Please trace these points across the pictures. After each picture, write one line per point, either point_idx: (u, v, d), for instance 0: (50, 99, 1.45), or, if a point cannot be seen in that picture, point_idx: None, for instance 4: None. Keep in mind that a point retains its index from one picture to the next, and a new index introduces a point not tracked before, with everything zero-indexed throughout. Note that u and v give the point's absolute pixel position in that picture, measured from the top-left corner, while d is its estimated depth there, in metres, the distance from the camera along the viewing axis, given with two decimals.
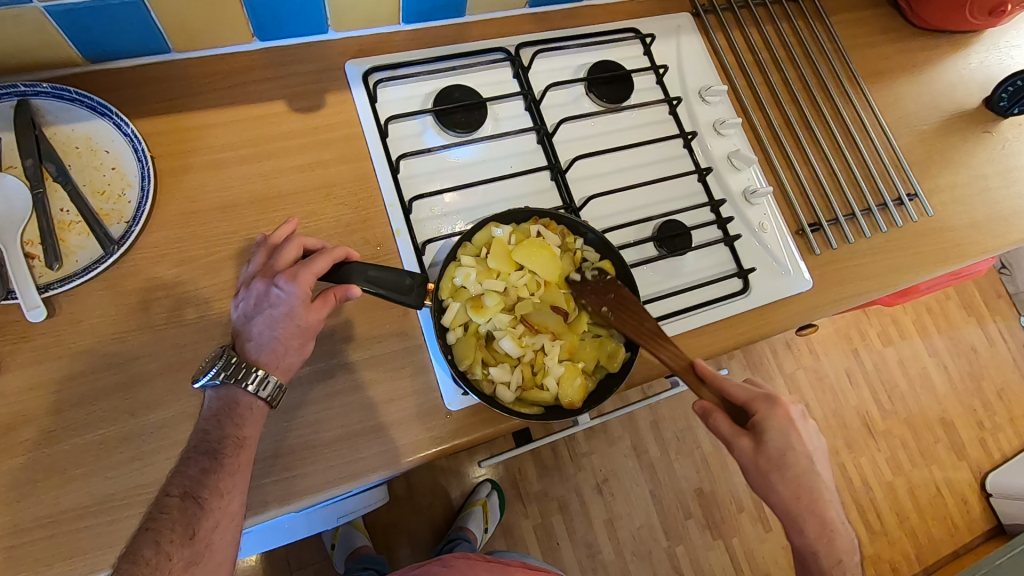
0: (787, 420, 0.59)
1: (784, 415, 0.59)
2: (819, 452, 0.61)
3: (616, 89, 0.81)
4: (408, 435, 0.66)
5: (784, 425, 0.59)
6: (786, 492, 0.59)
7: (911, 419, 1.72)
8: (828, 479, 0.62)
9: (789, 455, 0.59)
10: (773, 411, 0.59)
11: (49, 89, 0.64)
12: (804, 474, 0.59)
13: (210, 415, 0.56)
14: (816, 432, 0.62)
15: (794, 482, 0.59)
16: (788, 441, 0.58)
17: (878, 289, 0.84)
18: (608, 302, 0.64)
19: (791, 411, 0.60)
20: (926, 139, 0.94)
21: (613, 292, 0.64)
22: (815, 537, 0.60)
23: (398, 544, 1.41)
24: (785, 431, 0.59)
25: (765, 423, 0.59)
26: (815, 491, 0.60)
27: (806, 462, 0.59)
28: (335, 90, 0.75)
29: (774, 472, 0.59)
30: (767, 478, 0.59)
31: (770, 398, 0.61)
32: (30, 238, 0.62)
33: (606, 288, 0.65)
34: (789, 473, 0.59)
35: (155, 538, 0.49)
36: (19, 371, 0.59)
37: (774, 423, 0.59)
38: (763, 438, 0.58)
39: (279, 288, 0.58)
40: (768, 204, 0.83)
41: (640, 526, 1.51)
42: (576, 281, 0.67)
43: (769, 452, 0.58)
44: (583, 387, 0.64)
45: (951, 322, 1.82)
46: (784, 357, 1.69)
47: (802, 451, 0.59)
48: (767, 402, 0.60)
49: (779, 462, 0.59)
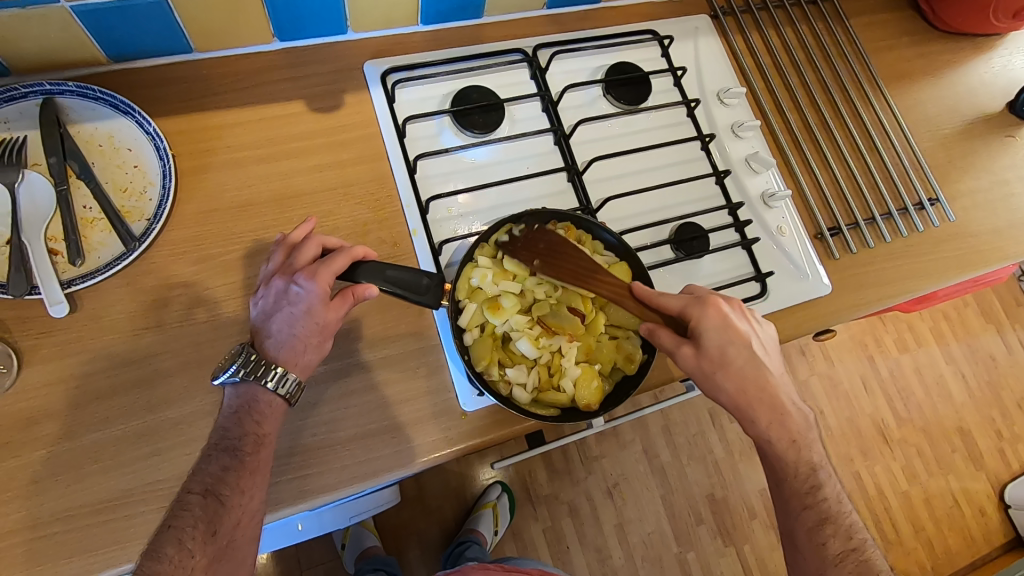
0: (720, 318, 0.60)
1: (718, 314, 0.60)
2: (760, 340, 0.61)
3: (634, 91, 0.81)
4: (422, 435, 0.65)
5: (719, 324, 0.59)
6: (732, 389, 0.59)
7: (928, 427, 1.69)
8: (776, 368, 0.62)
9: (730, 350, 0.59)
10: (707, 313, 0.60)
11: (75, 88, 0.65)
12: (747, 367, 0.60)
13: (230, 413, 0.56)
14: (755, 323, 0.62)
15: (738, 376, 0.59)
16: (724, 337, 0.59)
17: (898, 295, 0.83)
18: (541, 254, 0.64)
19: (725, 308, 0.60)
20: (948, 143, 0.93)
21: (543, 242, 0.64)
22: (768, 423, 0.60)
23: (408, 545, 1.40)
24: (720, 329, 0.59)
25: (700, 326, 0.59)
26: (761, 381, 0.60)
27: (747, 353, 0.60)
28: (353, 91, 0.75)
29: (718, 372, 0.59)
30: (713, 379, 0.60)
31: (702, 300, 0.60)
32: (54, 234, 0.62)
33: (535, 239, 0.64)
34: (732, 369, 0.59)
35: (177, 535, 0.49)
36: (39, 366, 0.60)
37: (709, 324, 0.59)
38: (702, 342, 0.59)
39: (299, 286, 0.58)
40: (786, 207, 0.83)
41: (651, 531, 1.50)
42: (506, 242, 0.65)
43: (709, 352, 0.59)
44: (600, 390, 0.63)
45: (969, 330, 1.79)
46: (798, 363, 1.67)
47: (741, 343, 0.60)
48: (699, 305, 0.60)
49: (721, 361, 0.59)
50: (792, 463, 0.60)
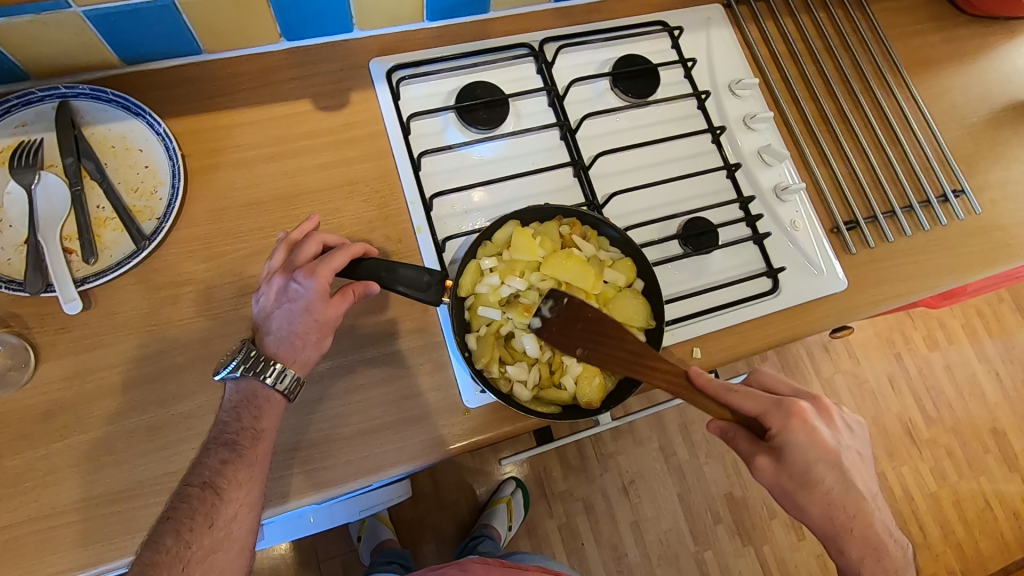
0: (806, 431, 0.55)
1: (804, 426, 0.55)
2: (849, 454, 0.57)
3: (642, 84, 0.79)
4: (426, 432, 0.66)
5: (807, 439, 0.55)
6: (818, 510, 0.56)
7: (959, 427, 1.64)
8: (868, 486, 0.58)
9: (817, 470, 0.55)
10: (790, 425, 0.55)
11: (88, 91, 0.66)
12: (838, 489, 0.55)
13: (229, 407, 0.58)
14: (840, 428, 0.58)
15: (824, 499, 0.55)
16: (810, 454, 0.55)
17: (920, 291, 0.80)
18: (581, 342, 0.57)
19: (811, 417, 0.56)
20: (976, 132, 0.89)
21: (580, 322, 0.57)
22: (859, 557, 0.57)
23: (423, 540, 1.42)
24: (806, 442, 0.55)
25: (782, 437, 0.55)
26: (853, 509, 0.56)
27: (835, 473, 0.55)
28: (359, 89, 0.75)
29: (801, 492, 0.55)
30: (794, 496, 0.56)
31: (786, 408, 0.56)
32: (69, 233, 0.64)
33: (570, 317, 0.57)
34: (818, 491, 0.55)
35: (175, 527, 0.51)
36: (54, 361, 0.62)
37: (794, 437, 0.55)
38: (784, 456, 0.55)
39: (298, 283, 0.59)
40: (800, 200, 0.80)
41: (667, 529, 1.49)
42: (538, 326, 0.57)
43: (791, 468, 0.55)
44: (602, 387, 0.62)
45: (1004, 326, 1.72)
46: (821, 360, 1.63)
47: (829, 463, 0.55)
48: (780, 414, 0.56)
49: (806, 481, 0.55)
50: None
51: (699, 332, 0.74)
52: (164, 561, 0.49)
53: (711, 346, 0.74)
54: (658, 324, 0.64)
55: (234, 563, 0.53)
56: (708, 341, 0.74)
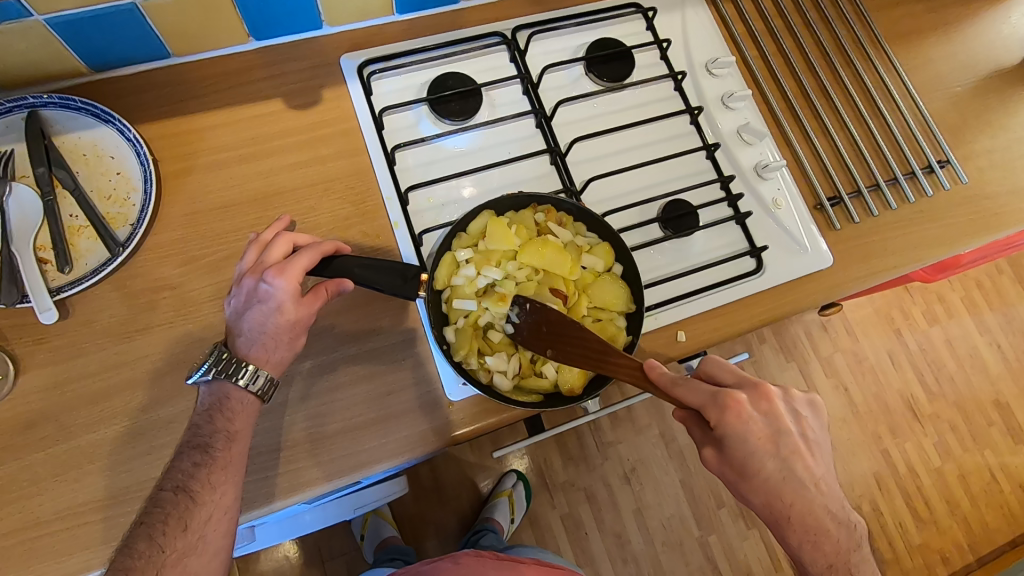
0: (741, 423, 0.55)
1: (740, 420, 0.55)
2: (791, 443, 0.57)
3: (616, 67, 0.78)
4: (410, 427, 0.66)
5: (740, 432, 0.55)
6: (760, 498, 0.57)
7: (961, 401, 1.63)
8: (816, 472, 0.58)
9: (755, 461, 0.56)
10: (726, 419, 0.55)
11: (56, 100, 0.66)
12: (776, 479, 0.56)
13: (203, 411, 0.58)
14: (784, 414, 0.58)
15: (762, 489, 0.56)
16: (746, 447, 0.55)
17: (907, 266, 0.80)
18: (549, 343, 0.58)
19: (746, 409, 0.56)
20: (961, 101, 0.87)
21: (545, 325, 0.59)
22: (799, 541, 0.58)
23: (426, 536, 1.42)
24: (741, 435, 0.55)
25: (719, 431, 0.55)
26: (791, 499, 0.56)
27: (773, 462, 0.56)
28: (331, 86, 0.75)
29: (741, 480, 0.57)
30: (736, 484, 0.58)
31: (725, 403, 0.55)
32: (43, 244, 0.64)
33: (538, 320, 0.59)
34: (757, 482, 0.56)
35: (148, 532, 0.52)
36: (34, 372, 0.62)
37: (729, 431, 0.55)
38: (723, 448, 0.56)
39: (267, 283, 0.58)
40: (782, 178, 0.79)
41: (670, 515, 1.49)
42: (513, 330, 0.61)
43: (731, 459, 0.57)
44: (584, 373, 0.62)
45: (1005, 298, 1.71)
46: (819, 340, 1.62)
47: (766, 454, 0.56)
48: (717, 409, 0.55)
49: (745, 471, 0.57)
50: None
51: (682, 315, 0.73)
52: (138, 566, 0.50)
53: (696, 329, 0.73)
54: (638, 307, 0.64)
55: (209, 564, 0.55)
56: (692, 325, 0.74)
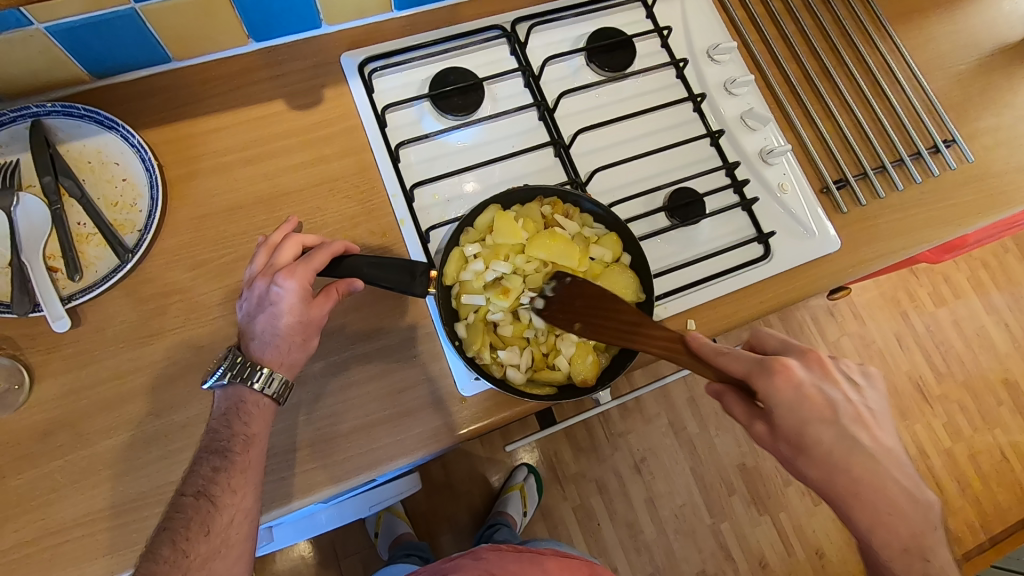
0: (794, 389, 0.54)
1: (792, 385, 0.54)
2: (849, 411, 0.56)
3: (618, 57, 0.78)
4: (423, 424, 0.66)
5: (791, 398, 0.54)
6: (820, 473, 0.56)
7: (970, 381, 1.63)
8: (879, 439, 0.57)
9: (811, 429, 0.55)
10: (774, 383, 0.54)
11: (59, 108, 0.66)
12: (836, 450, 0.55)
13: (219, 415, 0.58)
14: (836, 381, 0.57)
15: (822, 462, 0.55)
16: (799, 414, 0.54)
17: (915, 246, 0.79)
18: (579, 314, 0.57)
19: (799, 374, 0.55)
20: (964, 80, 0.87)
21: (580, 299, 0.58)
22: (866, 521, 0.56)
23: (440, 531, 1.43)
24: (790, 402, 0.54)
25: (767, 399, 0.54)
26: (855, 472, 0.55)
27: (831, 430, 0.55)
28: (333, 85, 0.75)
29: (798, 454, 0.56)
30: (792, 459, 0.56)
31: (772, 368, 0.54)
32: (52, 252, 0.64)
33: (571, 294, 0.58)
34: (816, 454, 0.55)
35: (171, 537, 0.53)
36: (48, 380, 0.62)
37: (778, 398, 0.54)
38: (772, 419, 0.55)
39: (278, 286, 0.58)
40: (787, 162, 0.79)
41: (682, 504, 1.49)
42: (541, 305, 0.60)
43: (785, 431, 0.55)
44: (596, 364, 0.62)
45: (1011, 276, 1.70)
46: (826, 325, 1.62)
47: (823, 423, 0.55)
48: (764, 374, 0.54)
49: (802, 443, 0.55)
50: (902, 570, 0.57)
51: (692, 304, 0.73)
52: (163, 570, 0.51)
53: (704, 317, 0.74)
54: (648, 297, 0.64)
55: (233, 566, 0.55)
56: (701, 313, 0.74)
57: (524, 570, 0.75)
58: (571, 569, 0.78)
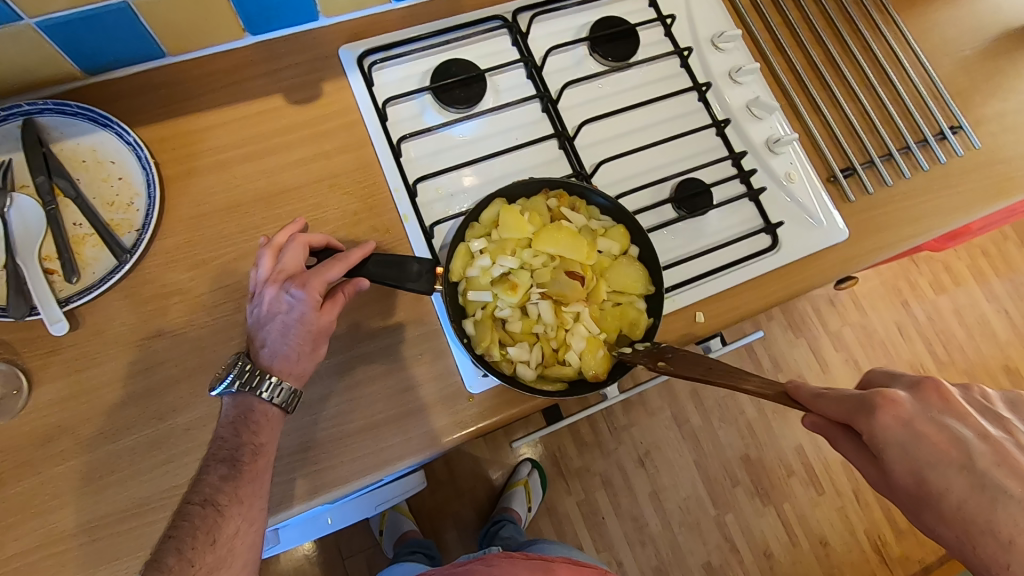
0: (902, 426, 0.44)
1: (899, 421, 0.45)
2: (993, 455, 0.43)
3: (621, 47, 0.77)
4: (431, 422, 0.65)
5: (901, 437, 0.44)
6: (954, 534, 0.43)
7: (971, 369, 1.63)
8: None
9: (933, 475, 0.43)
10: (877, 421, 0.45)
11: (53, 106, 0.64)
12: (974, 506, 0.42)
13: (227, 423, 0.57)
14: (968, 417, 0.45)
15: (959, 520, 0.42)
16: (914, 457, 0.44)
17: (922, 235, 0.79)
18: (666, 357, 0.56)
19: (907, 409, 0.45)
20: (970, 65, 0.86)
21: (670, 353, 0.56)
22: None
23: (444, 528, 1.42)
24: (900, 440, 0.44)
25: (872, 440, 0.45)
26: (1009, 538, 0.40)
27: (963, 477, 0.42)
28: (331, 79, 0.73)
29: (926, 510, 0.44)
30: (922, 517, 0.44)
31: (874, 404, 0.46)
32: (48, 254, 0.63)
33: (660, 351, 0.58)
34: (948, 510, 0.43)
35: (177, 546, 0.51)
36: (47, 385, 0.61)
37: (885, 436, 0.45)
38: (884, 465, 0.45)
39: (291, 295, 0.57)
40: (794, 151, 0.78)
41: (686, 496, 1.49)
42: (626, 353, 0.60)
43: (902, 480, 0.45)
44: (607, 358, 0.60)
45: (1011, 263, 1.70)
46: (827, 315, 1.62)
47: (952, 471, 0.43)
48: (865, 412, 0.46)
49: (928, 496, 0.43)
50: None
51: (700, 296, 0.72)
52: None
53: (712, 310, 0.73)
54: (658, 289, 0.63)
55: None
56: (709, 306, 0.73)
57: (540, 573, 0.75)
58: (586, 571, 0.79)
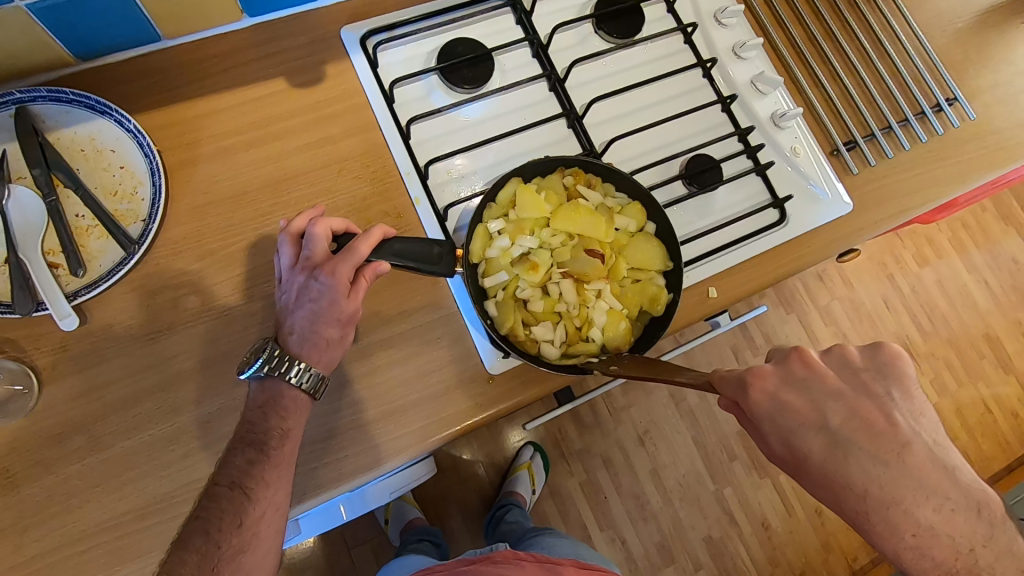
0: (770, 398, 0.43)
1: (764, 392, 0.43)
2: (847, 409, 0.42)
3: (626, 23, 0.76)
4: (452, 406, 0.65)
5: (768, 404, 0.43)
6: (825, 495, 0.41)
7: (954, 338, 1.68)
8: (894, 438, 0.40)
9: (797, 441, 0.42)
10: (746, 393, 0.44)
11: (47, 93, 0.61)
12: (836, 465, 0.40)
13: (255, 407, 0.57)
14: (829, 377, 0.44)
15: (826, 481, 0.41)
16: (780, 422, 0.42)
17: (921, 204, 0.80)
18: (619, 362, 0.59)
19: (772, 379, 0.44)
20: (962, 38, 0.87)
21: (625, 356, 0.60)
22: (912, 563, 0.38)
23: (450, 514, 1.43)
24: (768, 409, 0.43)
25: (747, 413, 0.44)
26: (867, 493, 0.39)
27: (822, 438, 0.41)
28: (334, 61, 0.71)
29: (801, 474, 0.42)
30: (801, 481, 0.43)
31: (743, 376, 0.44)
32: (51, 247, 0.61)
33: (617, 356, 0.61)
34: (816, 472, 0.41)
35: (204, 527, 0.51)
36: (58, 382, 0.59)
37: (755, 408, 0.43)
38: (760, 434, 0.44)
39: (319, 282, 0.56)
40: (797, 125, 0.79)
41: (686, 472, 1.52)
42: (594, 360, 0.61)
43: (776, 448, 0.43)
44: (629, 330, 0.62)
45: (989, 235, 1.75)
46: (817, 290, 1.65)
47: (814, 432, 0.42)
48: (736, 385, 0.45)
49: (799, 461, 0.42)
50: None
51: (711, 271, 0.73)
52: (195, 560, 0.49)
53: (723, 285, 0.74)
54: (676, 265, 0.63)
55: (262, 561, 0.53)
56: (720, 281, 0.74)
57: None
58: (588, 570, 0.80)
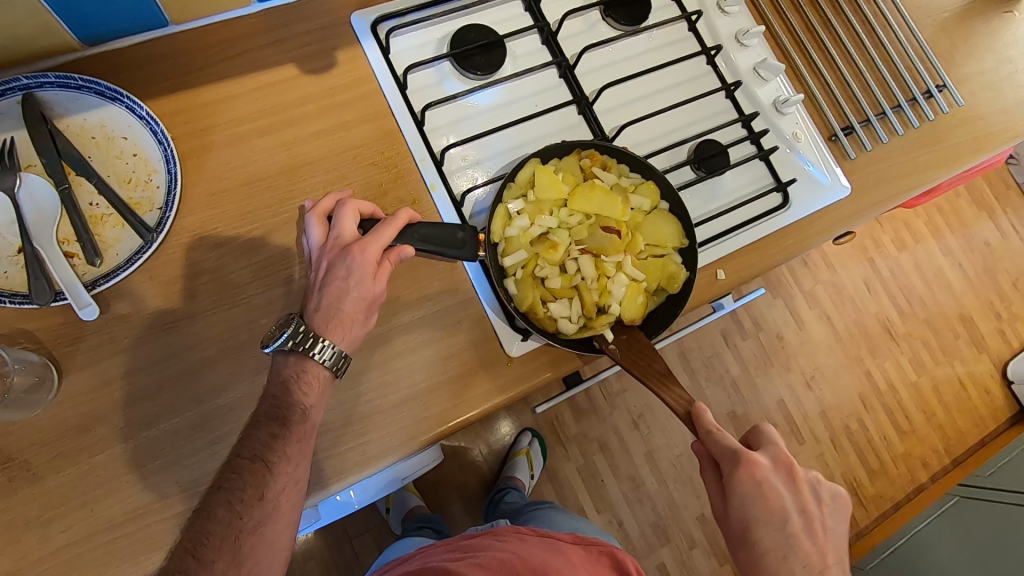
0: (754, 483, 0.55)
1: (752, 480, 0.55)
2: (798, 519, 0.57)
3: (633, 10, 0.77)
4: (473, 389, 0.66)
5: (750, 489, 0.55)
6: (748, 561, 0.58)
7: (931, 319, 1.75)
8: (820, 550, 0.57)
9: (755, 525, 0.56)
10: (738, 472, 0.55)
11: (55, 79, 0.60)
12: (774, 554, 0.56)
13: (277, 382, 0.57)
14: (799, 489, 0.58)
15: (759, 558, 0.56)
16: (751, 503, 0.55)
17: (912, 187, 0.84)
18: (620, 341, 0.63)
19: (762, 470, 0.56)
20: (949, 27, 0.90)
21: (625, 334, 0.64)
22: None
23: (450, 501, 1.45)
24: (748, 493, 0.55)
25: (730, 484, 0.56)
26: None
27: (774, 535, 0.56)
28: (345, 47, 0.71)
29: (740, 539, 0.57)
30: (735, 543, 0.58)
31: (744, 458, 0.56)
32: (66, 236, 0.60)
33: (622, 328, 0.64)
34: (755, 549, 0.56)
35: (227, 498, 0.52)
36: (77, 373, 0.58)
37: (739, 486, 0.55)
38: (728, 500, 0.57)
39: (349, 260, 0.57)
40: (798, 111, 0.81)
41: (679, 453, 1.55)
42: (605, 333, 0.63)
43: (733, 518, 0.57)
44: (644, 305, 0.63)
45: (963, 219, 1.81)
46: (801, 274, 1.69)
47: (768, 526, 0.56)
48: (734, 463, 0.56)
49: (747, 535, 0.56)
50: None
51: (720, 254, 0.75)
52: (218, 531, 0.51)
53: (730, 267, 0.76)
54: (691, 243, 0.65)
55: (284, 532, 0.55)
56: (727, 263, 0.76)
57: (547, 553, 0.75)
58: (593, 562, 0.78)
